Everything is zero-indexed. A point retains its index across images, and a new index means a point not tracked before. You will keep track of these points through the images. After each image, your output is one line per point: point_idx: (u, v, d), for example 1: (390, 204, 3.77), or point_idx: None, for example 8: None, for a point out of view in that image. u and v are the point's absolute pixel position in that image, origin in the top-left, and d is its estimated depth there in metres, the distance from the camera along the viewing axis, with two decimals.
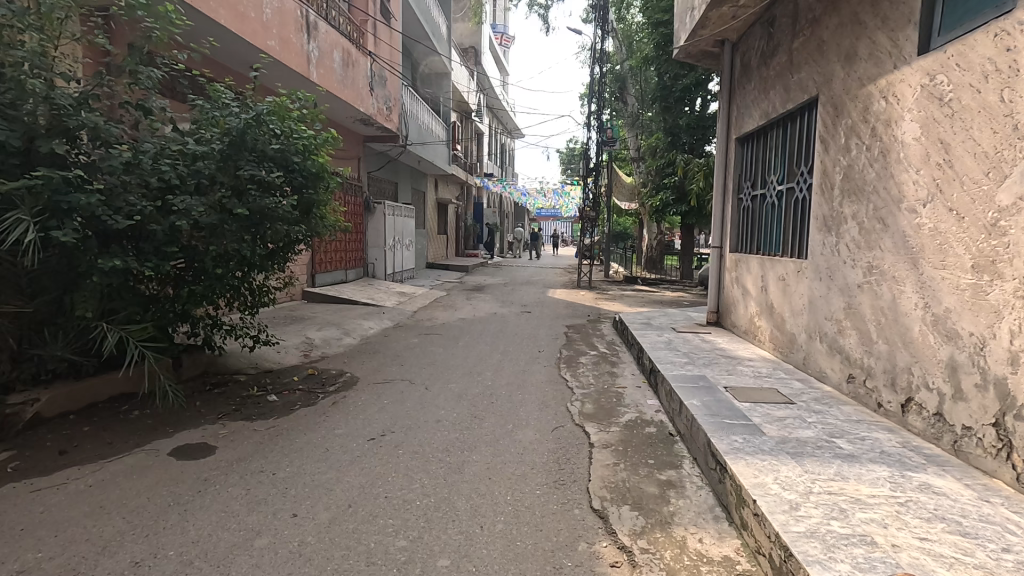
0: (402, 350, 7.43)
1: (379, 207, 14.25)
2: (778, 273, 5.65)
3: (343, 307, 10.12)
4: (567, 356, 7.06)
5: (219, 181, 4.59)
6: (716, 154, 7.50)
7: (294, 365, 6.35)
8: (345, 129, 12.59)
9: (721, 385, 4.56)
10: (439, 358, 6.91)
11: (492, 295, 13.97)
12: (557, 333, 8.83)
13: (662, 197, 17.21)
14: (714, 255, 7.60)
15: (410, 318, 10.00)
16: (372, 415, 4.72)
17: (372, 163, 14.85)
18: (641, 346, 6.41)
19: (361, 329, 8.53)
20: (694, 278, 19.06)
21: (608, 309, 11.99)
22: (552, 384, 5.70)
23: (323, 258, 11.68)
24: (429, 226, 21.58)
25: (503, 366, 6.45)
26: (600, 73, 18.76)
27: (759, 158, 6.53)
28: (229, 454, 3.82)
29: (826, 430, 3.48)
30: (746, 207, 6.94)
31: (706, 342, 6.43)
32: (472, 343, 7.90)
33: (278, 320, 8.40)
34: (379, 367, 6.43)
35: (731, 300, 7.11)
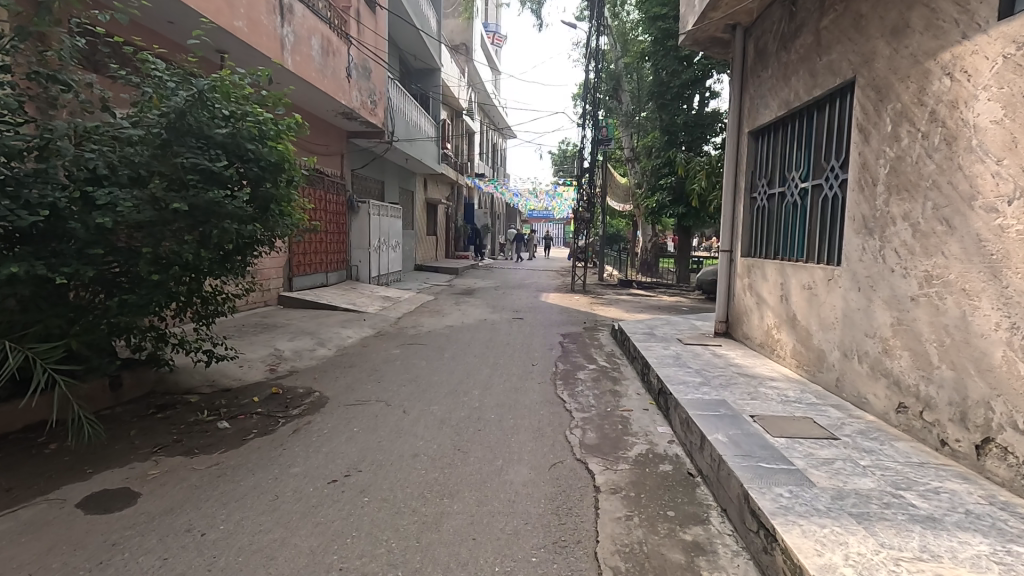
0: (382, 362, 6.74)
1: (363, 207, 13.52)
2: (803, 281, 5.02)
3: (321, 314, 9.40)
4: (563, 370, 6.39)
5: (154, 171, 3.87)
6: (726, 149, 6.89)
7: (257, 382, 5.64)
8: (326, 123, 11.89)
9: (746, 413, 3.92)
10: (422, 373, 6.22)
11: (482, 300, 13.32)
12: (551, 342, 8.16)
13: (659, 198, 16.80)
14: (723, 259, 6.98)
15: (393, 325, 9.30)
16: (337, 447, 4.02)
17: (356, 160, 14.12)
18: (645, 361, 5.75)
19: (337, 338, 7.82)
20: (690, 281, 18.48)
21: (604, 315, 11.34)
22: (547, 406, 5.03)
23: (301, 261, 10.97)
24: (418, 226, 20.87)
25: (492, 383, 5.78)
26: (595, 70, 18.19)
27: (778, 152, 5.90)
28: (155, 504, 3.11)
29: (889, 480, 2.83)
30: (760, 207, 6.33)
31: (718, 356, 5.79)
32: (459, 355, 7.21)
33: (246, 328, 7.67)
34: (352, 384, 5.73)
35: (743, 309, 6.48)
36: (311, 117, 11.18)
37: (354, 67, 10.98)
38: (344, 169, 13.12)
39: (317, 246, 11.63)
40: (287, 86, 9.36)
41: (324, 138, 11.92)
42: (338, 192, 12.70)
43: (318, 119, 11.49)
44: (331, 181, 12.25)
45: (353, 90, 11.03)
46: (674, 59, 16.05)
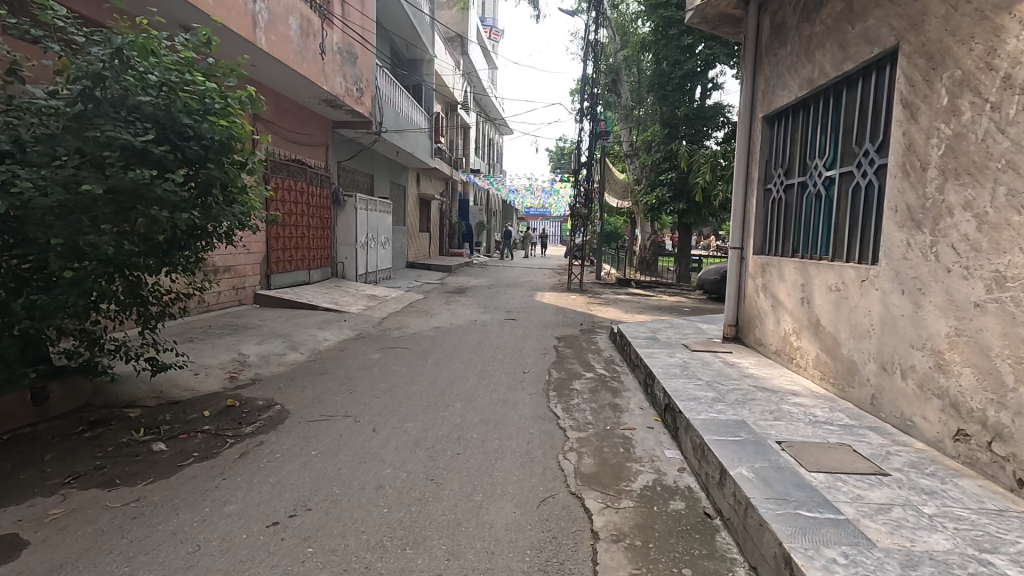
0: (357, 369, 6.12)
1: (349, 200, 12.88)
2: (829, 283, 4.41)
3: (298, 315, 8.76)
4: (557, 379, 5.77)
5: (65, 146, 3.22)
6: (737, 136, 6.27)
7: (213, 393, 5.01)
8: (309, 112, 11.28)
9: (771, 437, 3.31)
10: (400, 381, 5.60)
11: (473, 299, 12.69)
12: (544, 346, 7.53)
13: (659, 194, 16.41)
14: (733, 256, 6.37)
15: (376, 327, 8.67)
16: (287, 476, 3.40)
17: (342, 151, 13.46)
18: (649, 372, 5.14)
19: (312, 341, 7.18)
20: (691, 281, 17.85)
21: (603, 316, 10.72)
22: (538, 424, 4.41)
23: (280, 257, 10.35)
24: (409, 222, 20.20)
25: (477, 394, 5.15)
26: (594, 61, 17.57)
27: (798, 137, 5.29)
28: (44, 559, 2.49)
29: (967, 537, 2.23)
30: (776, 199, 5.72)
31: (730, 365, 5.18)
32: (444, 361, 6.58)
33: (210, 332, 7.02)
34: (320, 395, 5.11)
35: (756, 313, 5.87)
36: (292, 104, 10.56)
37: (337, 52, 10.39)
38: (328, 160, 12.49)
39: (299, 241, 11.00)
40: (262, 68, 8.72)
41: (307, 127, 11.32)
42: (322, 185, 12.06)
43: (300, 106, 10.87)
44: (313, 172, 11.61)
45: (336, 76, 10.43)
46: (676, 48, 15.27)
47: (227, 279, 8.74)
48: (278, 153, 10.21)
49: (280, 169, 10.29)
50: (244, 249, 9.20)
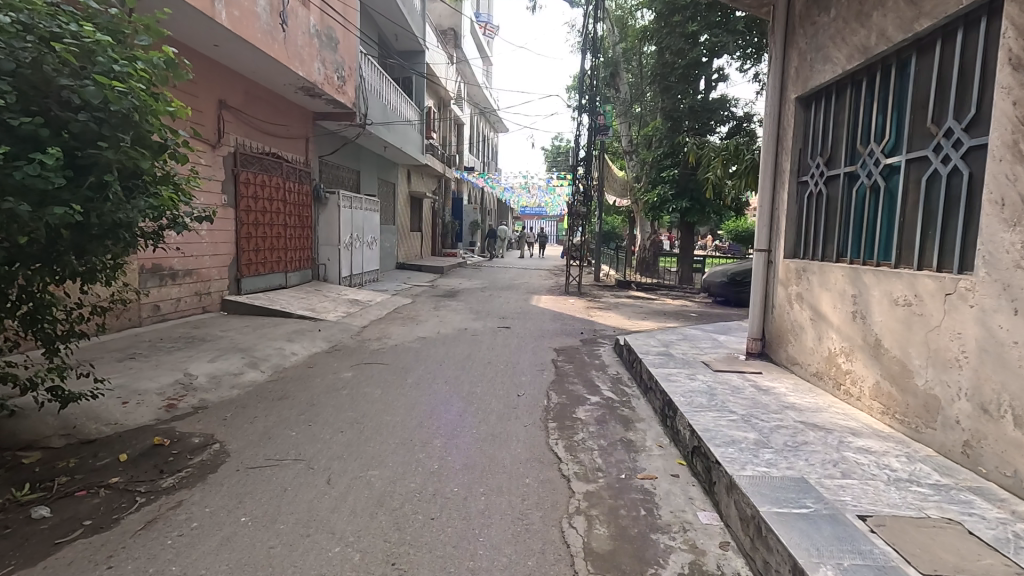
0: (325, 391, 5.25)
1: (332, 197, 12.00)
2: (893, 295, 3.59)
3: (267, 324, 7.87)
4: (557, 405, 4.92)
5: None
6: (765, 120, 5.44)
7: (141, 428, 4.12)
8: (286, 102, 10.43)
9: (849, 510, 2.46)
10: (371, 409, 4.74)
11: (465, 304, 11.85)
12: (542, 361, 6.66)
13: (660, 192, 15.69)
14: (759, 260, 5.55)
15: (354, 338, 7.79)
16: (196, 561, 2.51)
17: (325, 145, 12.55)
18: (668, 400, 4.29)
19: (277, 357, 6.30)
20: (692, 283, 17.04)
21: (604, 322, 9.91)
22: (535, 472, 3.55)
23: (253, 259, 9.45)
24: (399, 221, 19.32)
25: (462, 428, 4.28)
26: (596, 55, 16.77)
27: (843, 119, 4.45)
28: None
29: None
30: (813, 193, 4.90)
31: (764, 392, 4.34)
32: (426, 380, 5.72)
33: (159, 347, 6.12)
34: (273, 428, 4.25)
35: (790, 327, 5.04)
36: (266, 92, 9.69)
37: (315, 35, 9.54)
38: (309, 155, 11.63)
39: (274, 242, 10.11)
40: (228, 50, 7.85)
41: (285, 118, 10.46)
42: (301, 181, 11.18)
43: (275, 95, 10.01)
44: (291, 167, 10.72)
45: (314, 62, 9.59)
46: (680, 37, 14.41)
47: (187, 284, 7.84)
48: (249, 145, 9.32)
49: (251, 163, 9.38)
50: (210, 251, 8.32)
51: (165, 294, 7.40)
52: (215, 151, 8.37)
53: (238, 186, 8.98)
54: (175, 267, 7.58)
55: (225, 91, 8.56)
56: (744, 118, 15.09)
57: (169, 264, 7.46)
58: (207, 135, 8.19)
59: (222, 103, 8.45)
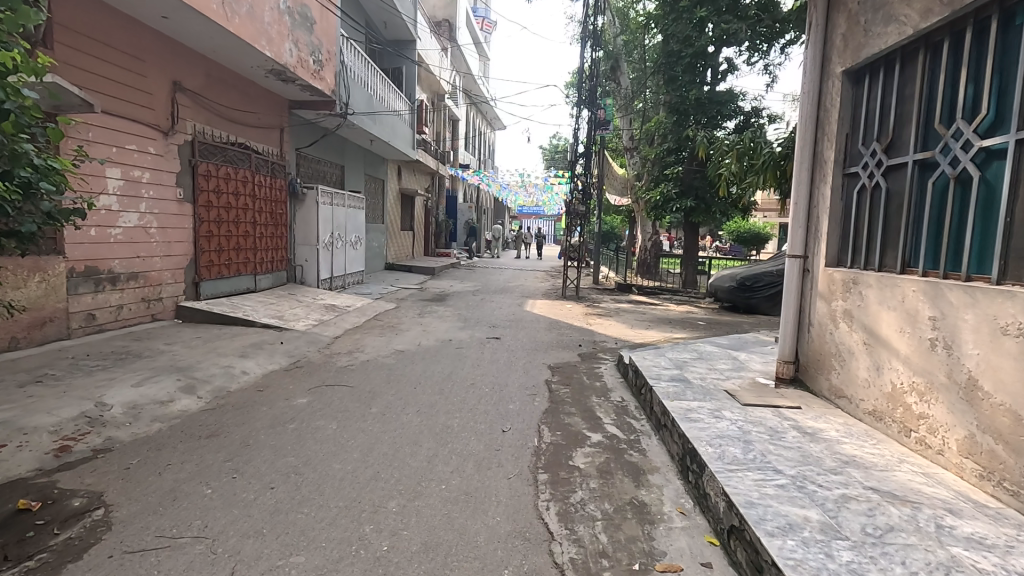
0: (268, 426, 4.31)
1: (310, 193, 11.05)
2: (999, 321, 2.68)
3: (223, 335, 6.92)
4: (549, 447, 4.00)
5: None
6: (804, 99, 4.52)
7: (8, 484, 3.17)
8: (256, 88, 9.50)
9: None
10: (319, 452, 3.81)
11: (453, 309, 10.95)
12: (533, 382, 5.73)
13: (664, 190, 14.80)
14: (793, 268, 4.65)
15: (321, 353, 6.86)
16: None
17: (303, 136, 11.59)
18: (690, 449, 3.38)
19: (222, 378, 5.34)
20: (696, 286, 16.13)
21: (604, 332, 8.99)
22: (517, 557, 2.62)
23: (215, 261, 8.52)
24: (388, 220, 18.37)
25: (428, 486, 3.34)
26: (593, 57, 15.74)
27: (913, 92, 3.53)
28: None
29: None
30: (865, 187, 3.99)
31: (812, 440, 3.41)
32: (395, 409, 4.80)
33: (80, 365, 5.16)
34: (184, 483, 3.31)
35: (834, 351, 4.15)
36: (232, 75, 8.75)
37: (286, 12, 8.60)
38: (284, 147, 10.70)
39: (241, 241, 9.17)
40: (180, 23, 6.90)
41: (255, 105, 9.52)
42: (274, 175, 10.25)
43: (244, 80, 9.09)
44: (262, 159, 9.79)
45: (285, 42, 8.63)
46: (688, 24, 13.56)
47: (132, 289, 6.91)
48: (212, 133, 8.38)
49: (213, 153, 8.43)
50: (161, 252, 7.40)
51: (103, 302, 6.44)
52: (169, 139, 7.43)
53: (197, 179, 8.04)
54: (116, 269, 6.64)
55: (180, 71, 7.61)
56: (751, 112, 14.23)
57: (108, 267, 6.52)
58: (159, 120, 7.24)
59: (177, 85, 7.51)
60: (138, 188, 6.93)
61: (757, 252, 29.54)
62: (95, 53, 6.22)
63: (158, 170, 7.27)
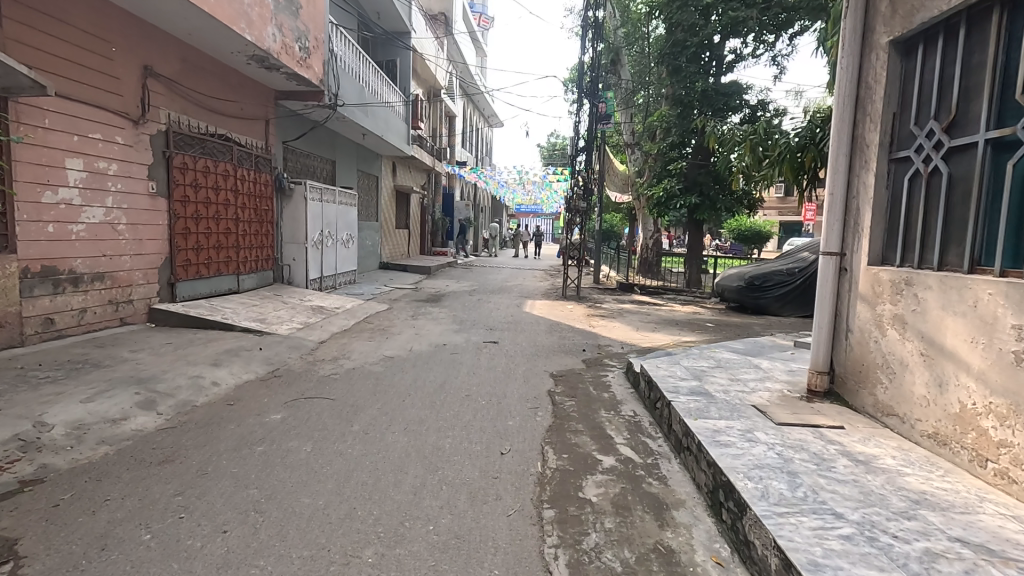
0: (232, 448, 3.76)
1: (297, 188, 10.49)
2: None
3: (196, 341, 6.37)
4: (555, 475, 3.46)
5: None
6: (843, 75, 3.98)
7: None
8: (238, 76, 8.94)
9: None
10: (287, 482, 3.27)
11: (448, 310, 10.40)
12: (535, 393, 5.19)
13: (668, 185, 14.32)
14: (828, 267, 4.13)
15: (304, 360, 6.30)
16: None
17: (291, 129, 11.02)
18: (723, 482, 2.85)
19: (188, 391, 4.79)
20: (700, 286, 15.67)
21: (609, 335, 8.46)
22: None
23: (192, 260, 7.97)
24: (383, 217, 17.82)
25: (412, 529, 2.80)
26: (595, 52, 15.24)
27: (984, 59, 3.00)
28: None
29: None
30: (917, 173, 3.46)
31: (868, 471, 2.87)
32: (380, 427, 4.25)
33: (27, 377, 4.60)
34: (120, 525, 2.76)
35: (881, 363, 3.63)
36: (210, 61, 8.19)
37: None
38: (269, 140, 10.14)
39: (222, 239, 8.62)
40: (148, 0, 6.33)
41: (236, 94, 8.96)
42: (259, 169, 9.69)
43: (224, 67, 8.53)
44: (244, 152, 9.23)
45: (267, 26, 8.07)
46: (694, 11, 13.03)
47: (98, 290, 6.35)
48: (189, 123, 7.82)
49: (190, 144, 7.86)
50: (131, 251, 6.84)
51: (62, 305, 5.88)
52: (139, 127, 6.87)
53: (173, 172, 7.48)
54: (79, 269, 6.09)
55: (151, 55, 7.05)
56: (758, 106, 13.73)
57: (69, 267, 5.96)
58: (128, 108, 6.68)
59: (148, 69, 6.95)
60: (103, 181, 6.38)
61: (758, 251, 29.07)
62: (48, 31, 5.65)
63: (127, 161, 6.71)
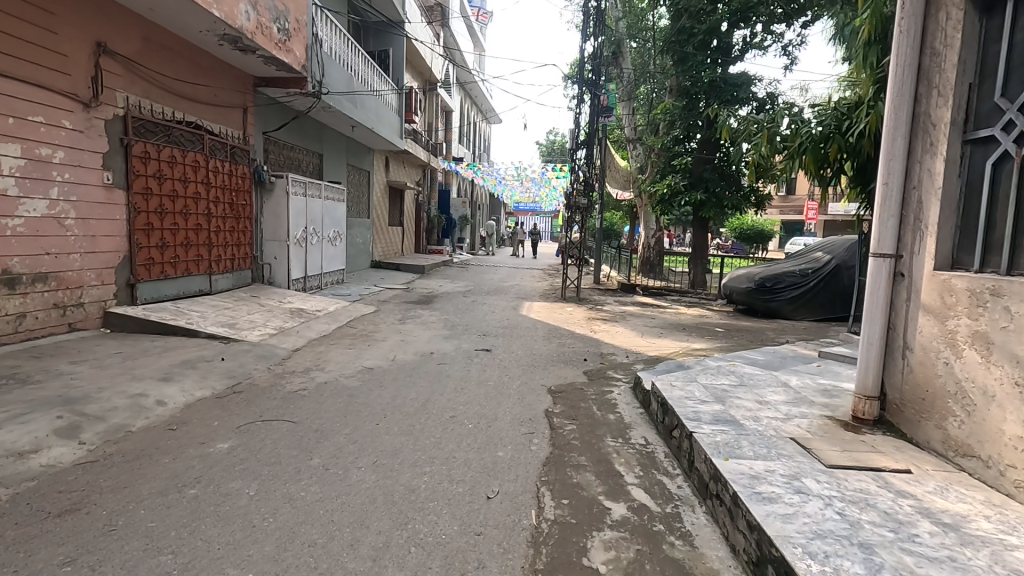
0: (157, 492, 3.07)
1: (279, 181, 9.79)
2: None
3: (151, 350, 5.67)
4: (553, 531, 2.77)
5: None
6: (902, 42, 3.32)
7: None
8: (210, 58, 8.23)
9: None
10: (213, 544, 2.57)
11: (439, 314, 9.70)
12: (530, 415, 4.49)
13: (671, 182, 13.54)
14: (880, 271, 3.46)
15: (271, 372, 5.59)
16: None
17: (272, 118, 10.32)
18: (772, 557, 2.17)
19: (123, 413, 4.09)
20: (705, 287, 14.98)
21: (612, 342, 7.77)
22: None
23: (156, 259, 7.27)
24: (375, 214, 17.10)
25: None
26: (595, 46, 14.27)
27: None
28: None
29: None
30: (1003, 156, 2.79)
31: (963, 542, 2.19)
32: (343, 461, 3.55)
33: None
34: None
35: (954, 390, 2.95)
36: (176, 40, 7.48)
37: None
38: (247, 130, 9.45)
39: (191, 235, 7.93)
40: None
41: (209, 79, 8.25)
42: (235, 160, 9.00)
43: (193, 47, 7.83)
44: (218, 141, 8.53)
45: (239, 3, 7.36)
46: None
47: (40, 292, 5.66)
48: (152, 108, 7.12)
49: (153, 132, 7.15)
50: (82, 248, 6.14)
51: None
52: (91, 111, 6.17)
53: (132, 161, 6.77)
54: (16, 269, 5.39)
55: (106, 31, 6.34)
56: (767, 99, 13.03)
57: (3, 266, 5.28)
58: (77, 88, 5.98)
59: (102, 46, 6.24)
60: (47, 170, 5.69)
61: (760, 251, 28.47)
62: None
63: (76, 149, 6.01)
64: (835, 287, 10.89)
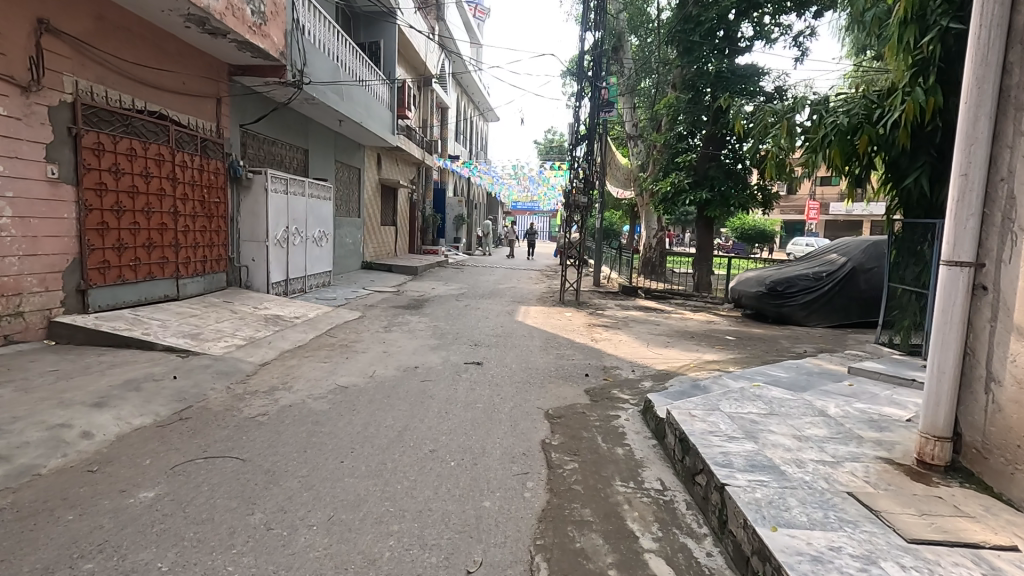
0: (42, 567, 2.39)
1: (257, 178, 9.10)
2: None
3: (94, 367, 4.98)
4: None
5: None
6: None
7: None
8: (177, 43, 7.55)
9: None
10: None
11: (429, 320, 9.04)
12: (524, 449, 3.83)
13: (675, 180, 12.84)
14: (955, 282, 2.78)
15: (229, 393, 4.91)
16: None
17: (251, 110, 9.65)
18: None
19: (35, 452, 3.40)
20: (710, 289, 14.28)
21: (616, 353, 7.08)
22: None
23: (112, 262, 6.58)
24: (366, 213, 16.39)
25: None
26: (596, 38, 13.74)
27: None
28: None
29: None
30: None
31: None
32: (292, 516, 2.88)
33: None
34: None
35: None
36: (134, 20, 6.78)
37: None
38: (221, 122, 8.75)
39: (153, 236, 7.24)
40: None
41: (175, 65, 7.56)
42: (207, 155, 8.31)
43: (156, 29, 7.13)
44: (187, 134, 7.83)
45: None
46: None
47: None
48: (107, 96, 6.43)
49: (109, 122, 6.46)
50: (21, 251, 5.46)
51: None
52: (31, 96, 5.48)
53: (83, 153, 6.09)
54: None
55: (49, 7, 5.65)
56: (776, 93, 12.37)
57: None
58: (13, 70, 5.29)
59: (44, 24, 5.56)
60: None
61: (761, 251, 27.93)
62: None
63: (12, 139, 5.32)
64: (851, 291, 10.23)
